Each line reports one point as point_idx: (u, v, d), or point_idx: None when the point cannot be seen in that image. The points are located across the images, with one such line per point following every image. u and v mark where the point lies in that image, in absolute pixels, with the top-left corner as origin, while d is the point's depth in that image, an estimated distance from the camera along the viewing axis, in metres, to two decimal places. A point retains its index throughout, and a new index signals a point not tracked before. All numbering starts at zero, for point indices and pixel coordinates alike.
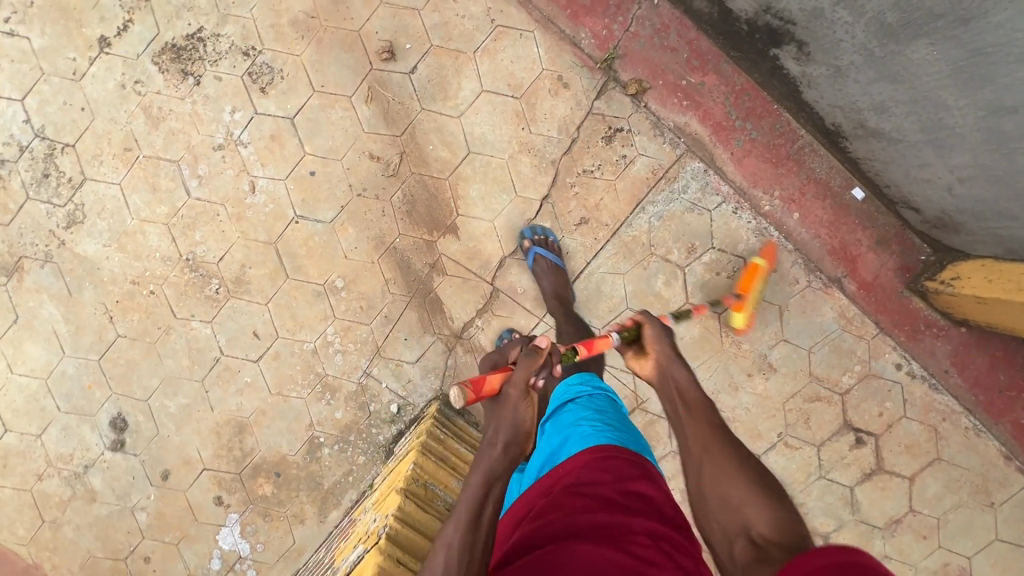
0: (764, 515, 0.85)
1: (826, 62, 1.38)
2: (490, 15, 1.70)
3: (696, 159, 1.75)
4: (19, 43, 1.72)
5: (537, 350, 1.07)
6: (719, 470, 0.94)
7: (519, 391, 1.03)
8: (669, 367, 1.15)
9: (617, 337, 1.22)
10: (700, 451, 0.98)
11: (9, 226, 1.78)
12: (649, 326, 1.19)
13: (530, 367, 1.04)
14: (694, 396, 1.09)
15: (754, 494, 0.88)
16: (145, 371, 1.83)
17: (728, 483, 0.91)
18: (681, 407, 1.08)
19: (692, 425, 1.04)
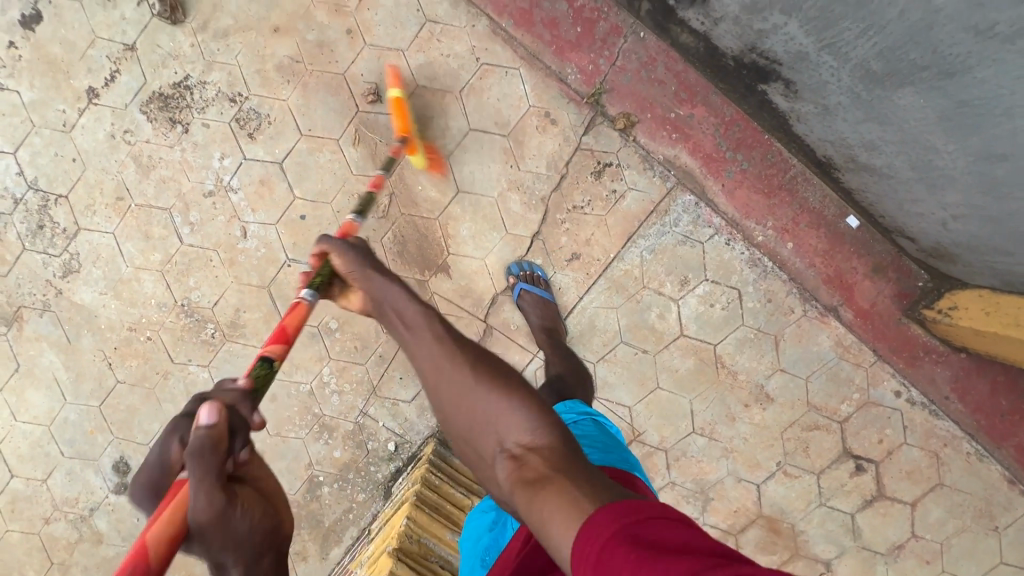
0: (514, 422, 0.85)
1: (814, 100, 1.36)
2: (475, 54, 1.69)
3: (687, 192, 1.73)
4: (10, 96, 1.73)
5: (216, 431, 0.69)
6: (463, 389, 0.89)
7: (225, 494, 0.65)
8: (390, 287, 1.00)
9: (308, 292, 1.07)
10: (434, 372, 0.91)
11: (7, 277, 1.81)
12: (331, 252, 1.07)
13: (218, 457, 0.67)
14: (415, 312, 0.97)
15: (505, 401, 0.87)
16: (145, 415, 1.85)
17: (482, 400, 0.87)
18: (404, 334, 0.97)
19: (426, 344, 0.94)
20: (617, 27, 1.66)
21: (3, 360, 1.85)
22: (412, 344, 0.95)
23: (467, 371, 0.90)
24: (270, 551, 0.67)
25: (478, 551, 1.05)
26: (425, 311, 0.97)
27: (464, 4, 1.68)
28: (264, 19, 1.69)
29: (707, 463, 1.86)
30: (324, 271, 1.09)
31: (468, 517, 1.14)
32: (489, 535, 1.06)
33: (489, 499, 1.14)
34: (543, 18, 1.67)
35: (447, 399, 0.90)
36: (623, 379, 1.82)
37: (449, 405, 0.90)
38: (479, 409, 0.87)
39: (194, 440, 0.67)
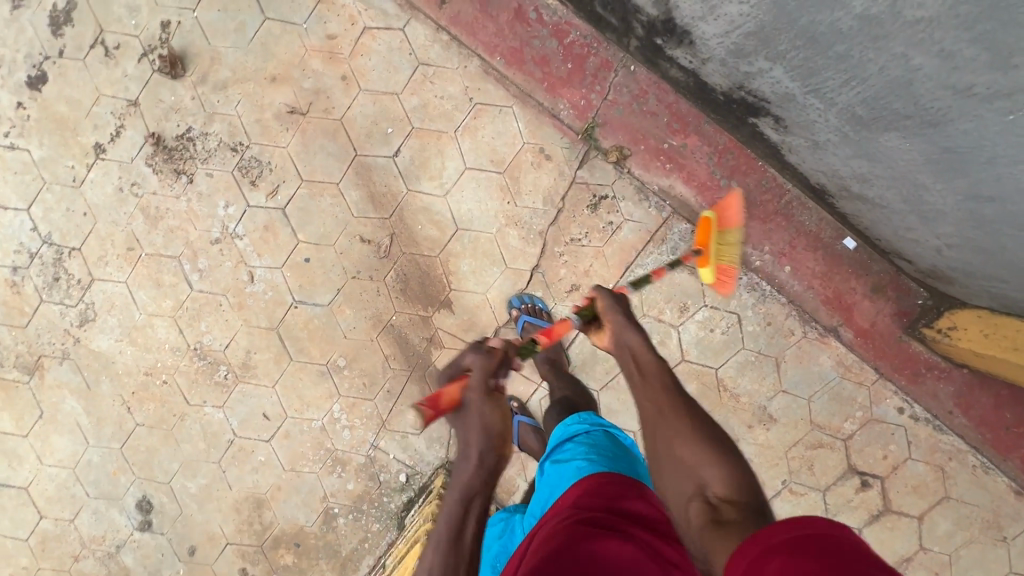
0: (717, 475, 0.82)
1: (804, 135, 1.37)
2: (468, 94, 1.72)
3: (684, 220, 1.75)
4: (22, 155, 1.79)
5: (494, 351, 1.04)
6: (679, 433, 0.90)
7: (484, 394, 0.97)
8: (629, 330, 1.08)
9: (576, 318, 1.17)
10: (656, 414, 0.94)
11: (27, 328, 1.87)
12: (599, 297, 1.15)
13: (489, 366, 1.01)
14: (648, 359, 1.03)
15: (708, 449, 0.85)
16: (165, 455, 1.91)
17: (684, 440, 0.88)
18: (637, 379, 1.02)
19: (641, 385, 1.00)
20: (607, 61, 1.67)
21: (27, 407, 1.91)
22: (636, 384, 1.01)
23: (678, 417, 0.92)
24: (495, 450, 0.94)
25: (492, 558, 1.18)
26: (662, 362, 1.02)
27: (456, 46, 1.71)
28: (261, 70, 1.73)
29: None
30: (586, 312, 1.18)
31: (486, 530, 1.29)
32: (499, 541, 1.20)
33: (500, 513, 1.29)
34: (533, 56, 1.69)
35: (658, 437, 0.92)
36: (627, 406, 1.85)
37: (664, 445, 0.90)
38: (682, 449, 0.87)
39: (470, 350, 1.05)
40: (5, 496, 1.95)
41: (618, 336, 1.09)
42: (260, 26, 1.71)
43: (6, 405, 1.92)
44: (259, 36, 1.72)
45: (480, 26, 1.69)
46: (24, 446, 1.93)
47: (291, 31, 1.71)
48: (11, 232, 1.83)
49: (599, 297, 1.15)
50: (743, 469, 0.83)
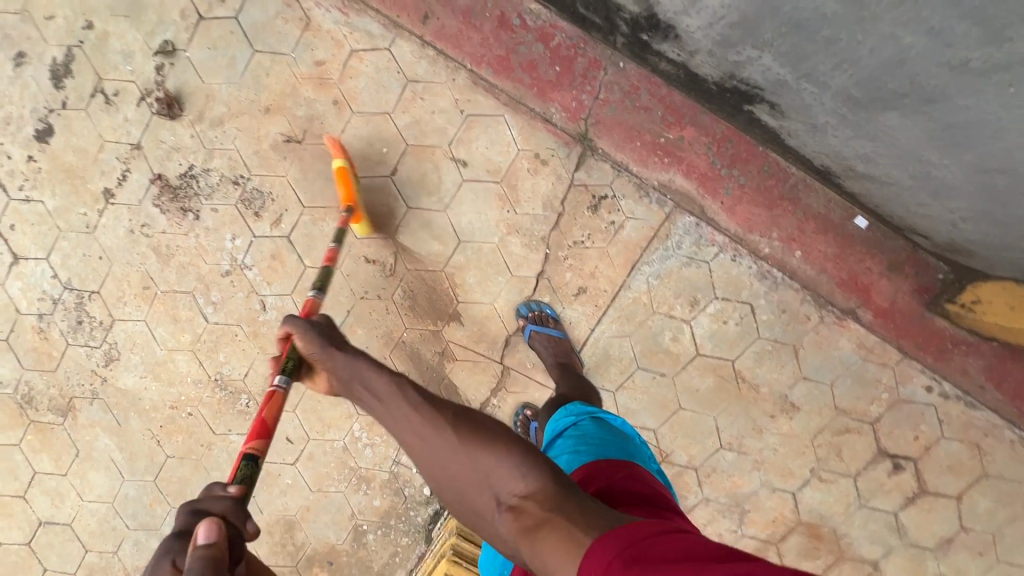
0: (511, 474, 0.91)
1: (801, 119, 1.33)
2: (459, 107, 1.72)
3: (687, 214, 1.72)
4: (36, 207, 1.85)
5: (214, 547, 0.82)
6: (443, 451, 0.94)
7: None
8: (359, 370, 1.08)
9: (282, 378, 1.14)
10: (419, 443, 0.96)
11: (56, 372, 1.94)
12: (297, 333, 1.16)
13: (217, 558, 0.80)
14: (384, 387, 1.04)
15: (473, 454, 0.93)
16: (196, 484, 1.97)
17: (463, 462, 0.93)
18: (377, 408, 1.03)
19: (400, 416, 1.00)
20: (596, 60, 1.65)
21: (64, 447, 1.98)
22: (384, 414, 1.02)
23: (447, 436, 0.95)
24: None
25: (497, 564, 1.20)
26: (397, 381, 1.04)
27: (442, 60, 1.70)
28: (254, 102, 1.75)
29: (738, 477, 1.86)
30: (293, 356, 1.17)
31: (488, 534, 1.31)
32: (503, 547, 1.20)
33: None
34: (520, 63, 1.67)
35: (429, 465, 0.95)
36: (644, 404, 1.83)
37: (443, 473, 0.94)
38: (467, 469, 0.93)
39: (196, 556, 0.79)
40: (51, 533, 2.03)
41: (350, 374, 1.09)
42: (250, 59, 1.73)
43: (44, 447, 1.99)
44: (250, 68, 1.74)
45: (465, 37, 1.68)
46: (65, 484, 2.00)
47: (281, 61, 1.73)
48: (34, 281, 1.90)
49: (298, 339, 1.15)
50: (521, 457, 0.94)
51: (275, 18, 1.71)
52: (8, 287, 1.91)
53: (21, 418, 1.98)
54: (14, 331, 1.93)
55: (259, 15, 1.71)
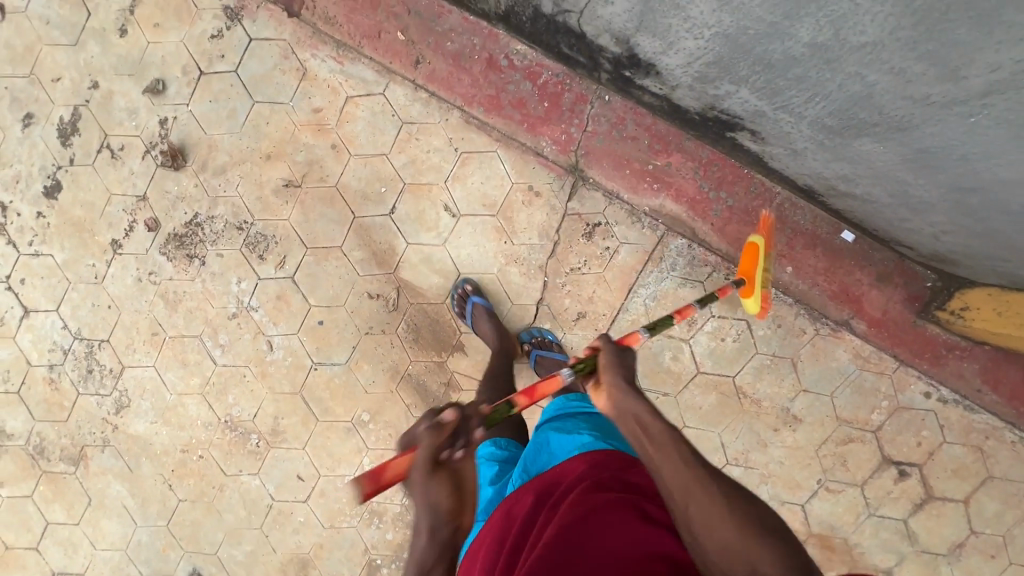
0: (771, 560, 0.71)
1: (782, 145, 1.40)
2: (453, 145, 1.78)
3: (678, 236, 1.78)
4: (46, 260, 1.90)
5: (446, 422, 0.83)
6: (710, 512, 0.75)
7: (429, 473, 0.80)
8: (639, 401, 0.89)
9: (569, 373, 0.99)
10: (681, 493, 0.78)
11: (68, 421, 1.97)
12: (605, 350, 0.99)
13: (439, 441, 0.81)
14: (660, 425, 0.85)
15: (749, 528, 0.73)
16: (209, 527, 1.97)
17: (730, 533, 0.73)
18: (636, 433, 0.86)
19: (667, 453, 0.82)
20: (582, 95, 1.72)
21: (76, 496, 2.00)
22: (646, 453, 0.83)
23: (723, 508, 0.75)
24: (450, 524, 0.82)
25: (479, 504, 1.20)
26: (673, 427, 0.85)
27: (435, 102, 1.77)
28: (255, 150, 1.81)
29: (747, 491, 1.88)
30: (590, 362, 1.00)
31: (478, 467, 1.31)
32: (487, 490, 1.21)
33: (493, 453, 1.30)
34: (510, 100, 1.74)
35: (689, 519, 0.76)
36: None
37: (697, 529, 0.75)
38: (724, 535, 0.73)
39: (427, 426, 0.82)
40: None
41: (623, 404, 0.89)
42: (250, 109, 1.80)
43: (57, 497, 2.00)
44: (250, 118, 1.80)
45: (456, 79, 1.75)
46: (78, 533, 2.01)
47: (280, 110, 1.80)
48: (44, 333, 1.93)
49: (603, 352, 0.99)
50: (786, 545, 0.73)
51: (273, 70, 1.78)
52: (19, 340, 1.94)
53: (33, 469, 2.00)
54: (25, 384, 1.96)
55: (257, 68, 1.78)
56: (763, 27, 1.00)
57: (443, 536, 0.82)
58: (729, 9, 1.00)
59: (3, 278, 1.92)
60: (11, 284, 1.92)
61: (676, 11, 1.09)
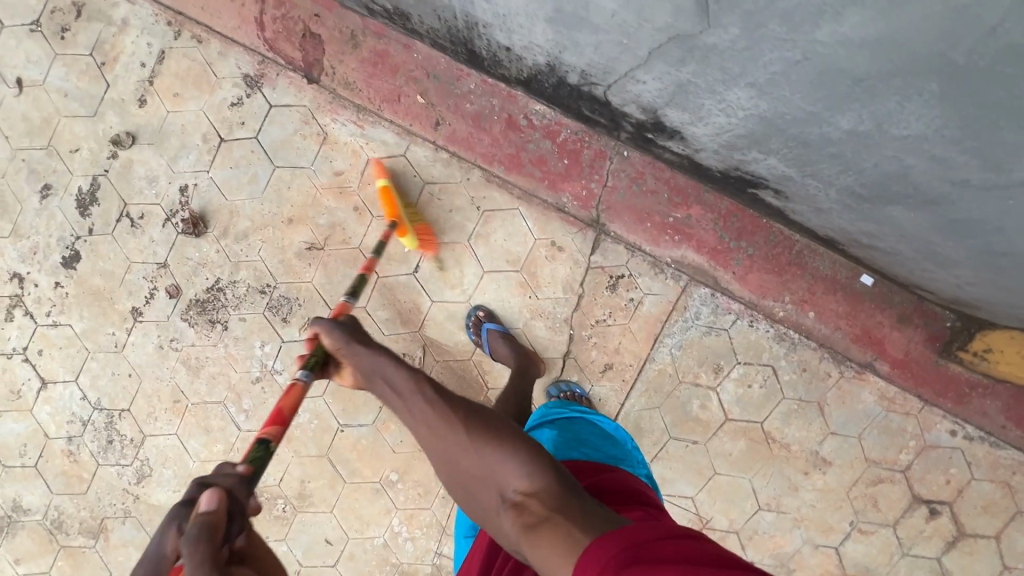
0: (511, 471, 0.94)
1: (806, 204, 1.43)
2: (475, 204, 1.80)
3: (702, 286, 1.80)
4: (64, 331, 1.88)
5: (212, 518, 0.81)
6: (464, 454, 0.98)
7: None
8: (388, 366, 1.10)
9: (303, 372, 1.14)
10: (433, 438, 1.01)
11: (87, 493, 1.92)
12: (323, 333, 1.17)
13: (212, 540, 0.77)
14: (404, 381, 1.08)
15: (487, 451, 0.96)
16: None
17: (473, 457, 0.97)
18: (393, 398, 1.08)
19: (424, 418, 1.03)
20: (601, 151, 1.75)
21: (95, 570, 1.94)
22: (403, 407, 1.07)
23: (466, 441, 0.98)
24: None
25: (468, 525, 1.26)
26: (421, 390, 1.06)
27: (456, 162, 1.79)
28: (277, 214, 1.82)
29: (780, 536, 1.87)
30: (319, 353, 1.18)
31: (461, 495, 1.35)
32: None
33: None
34: (530, 159, 1.77)
35: (444, 459, 1.00)
36: (681, 472, 1.86)
37: (465, 470, 0.97)
38: (489, 471, 0.95)
39: (196, 522, 0.79)
40: None
41: (370, 368, 1.11)
42: (271, 174, 1.81)
43: (75, 572, 1.94)
44: (272, 183, 1.81)
45: (476, 139, 1.77)
46: None
47: (301, 174, 1.81)
48: (63, 404, 1.90)
49: (324, 336, 1.16)
50: (529, 450, 0.96)
51: (294, 135, 1.79)
52: (37, 412, 1.91)
53: (50, 544, 1.94)
54: (43, 457, 1.92)
55: (278, 134, 1.80)
56: (802, 114, 0.98)
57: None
58: (768, 97, 0.98)
59: (19, 349, 1.89)
60: (28, 356, 1.89)
61: (709, 94, 1.07)
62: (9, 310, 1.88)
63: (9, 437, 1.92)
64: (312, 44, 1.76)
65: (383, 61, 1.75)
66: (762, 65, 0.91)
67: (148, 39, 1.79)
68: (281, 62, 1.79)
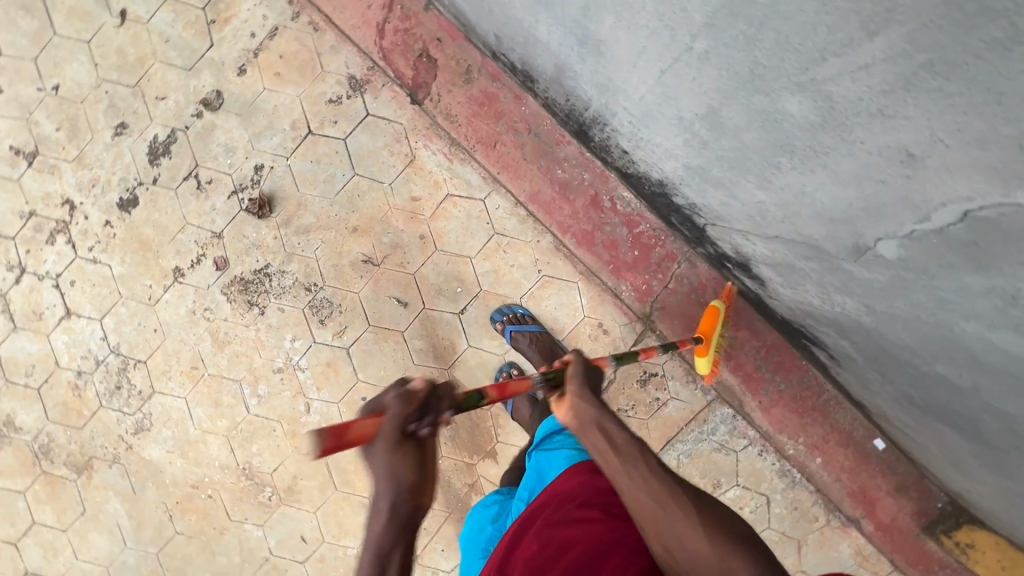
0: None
1: (854, 375, 1.47)
2: (538, 266, 1.82)
3: (726, 405, 1.86)
4: (101, 269, 1.87)
5: (412, 393, 0.69)
6: (681, 528, 0.76)
7: (395, 444, 0.66)
8: (609, 415, 0.87)
9: (540, 378, 0.93)
10: (656, 510, 0.78)
11: (82, 429, 1.93)
12: (573, 364, 0.95)
13: (407, 413, 0.67)
14: (625, 438, 0.84)
15: (719, 538, 0.75)
16: (199, 564, 1.94)
17: (708, 552, 0.74)
18: (603, 448, 0.84)
19: (644, 484, 0.80)
20: (672, 253, 1.75)
21: (70, 503, 1.95)
22: (608, 467, 0.83)
23: (693, 522, 0.76)
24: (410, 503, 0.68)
25: (481, 544, 1.15)
26: (637, 437, 0.85)
27: (532, 222, 1.81)
28: (343, 220, 1.81)
29: None
30: (552, 373, 0.95)
31: (477, 511, 1.24)
32: (492, 527, 1.16)
33: (494, 494, 1.24)
34: (603, 240, 1.76)
35: (658, 533, 0.78)
36: None
37: (670, 547, 0.77)
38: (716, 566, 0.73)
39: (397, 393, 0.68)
40: None
41: (590, 416, 0.87)
42: (349, 180, 1.81)
43: (50, 499, 1.96)
44: (347, 189, 1.81)
45: (557, 206, 1.77)
46: (62, 539, 1.96)
47: (378, 189, 1.80)
48: (81, 339, 1.90)
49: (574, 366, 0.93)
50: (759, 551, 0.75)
51: (382, 149, 1.79)
52: (53, 339, 1.91)
53: (33, 467, 1.95)
54: (48, 382, 1.92)
55: (367, 142, 1.79)
56: (901, 343, 1.01)
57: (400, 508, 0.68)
58: (877, 318, 1.00)
59: (52, 274, 1.89)
60: (59, 283, 1.89)
61: (818, 284, 1.09)
62: (52, 233, 1.88)
63: (20, 354, 1.92)
64: (425, 66, 1.75)
65: (490, 104, 1.73)
66: (887, 304, 0.92)
67: (265, 13, 1.79)
68: (389, 74, 1.78)
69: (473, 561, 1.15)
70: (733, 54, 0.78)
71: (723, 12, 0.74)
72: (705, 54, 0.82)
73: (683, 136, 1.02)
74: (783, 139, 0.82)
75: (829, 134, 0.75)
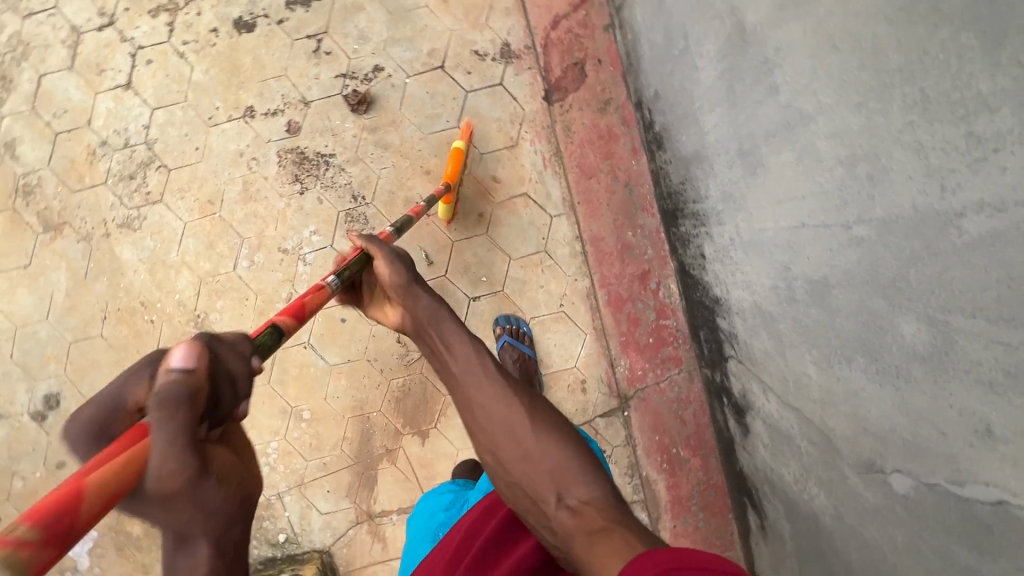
0: (578, 479, 0.82)
1: (775, 550, 1.49)
2: (562, 299, 1.86)
3: (644, 511, 1.86)
4: (182, 67, 1.85)
5: (191, 373, 0.58)
6: (513, 430, 0.87)
7: (193, 461, 0.52)
8: (444, 313, 1.05)
9: (335, 278, 1.07)
10: (489, 412, 0.90)
11: (73, 194, 1.89)
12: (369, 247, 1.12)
13: (188, 416, 0.53)
14: (460, 340, 0.99)
15: (545, 440, 0.86)
16: (101, 375, 1.89)
17: (528, 444, 0.86)
18: (438, 347, 1.00)
19: (475, 373, 0.95)
20: (679, 359, 1.75)
21: (20, 251, 1.91)
22: (447, 363, 0.98)
23: (515, 414, 0.89)
24: (242, 523, 0.55)
25: (432, 528, 1.15)
26: (473, 338, 1.00)
27: (581, 260, 1.85)
28: (422, 158, 1.83)
29: None
30: (349, 270, 1.11)
31: (431, 496, 1.25)
32: (444, 513, 1.16)
33: (450, 483, 1.25)
34: (630, 312, 1.81)
35: (495, 441, 0.88)
36: None
37: (501, 450, 0.87)
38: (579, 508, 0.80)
39: (174, 381, 0.55)
40: None
41: (428, 311, 1.04)
42: (449, 127, 1.82)
43: (4, 236, 1.91)
44: (443, 134, 1.82)
45: (610, 261, 1.82)
46: None
47: (469, 151, 1.83)
48: (124, 115, 1.87)
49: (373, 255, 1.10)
50: (589, 454, 0.87)
51: (493, 120, 1.82)
52: (98, 100, 1.87)
53: (6, 199, 1.90)
54: (69, 134, 1.88)
55: (484, 107, 1.81)
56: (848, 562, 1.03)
57: (220, 529, 0.52)
58: (839, 526, 1.04)
59: (135, 44, 1.86)
60: (137, 56, 1.86)
61: (801, 464, 1.14)
62: (159, 10, 1.85)
63: (59, 95, 1.88)
64: (573, 76, 1.78)
65: (607, 139, 1.75)
66: (861, 522, 0.97)
67: None
68: (540, 62, 1.82)
69: (422, 545, 1.14)
70: (887, 258, 0.82)
71: (904, 221, 0.78)
72: (857, 239, 0.87)
73: (778, 283, 1.07)
74: (874, 346, 0.87)
75: (927, 373, 0.79)
